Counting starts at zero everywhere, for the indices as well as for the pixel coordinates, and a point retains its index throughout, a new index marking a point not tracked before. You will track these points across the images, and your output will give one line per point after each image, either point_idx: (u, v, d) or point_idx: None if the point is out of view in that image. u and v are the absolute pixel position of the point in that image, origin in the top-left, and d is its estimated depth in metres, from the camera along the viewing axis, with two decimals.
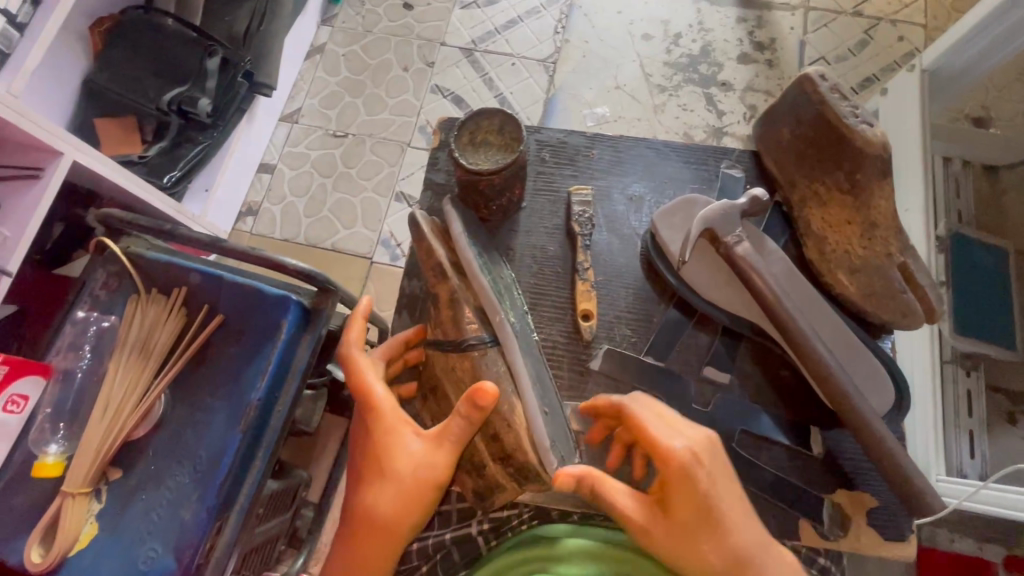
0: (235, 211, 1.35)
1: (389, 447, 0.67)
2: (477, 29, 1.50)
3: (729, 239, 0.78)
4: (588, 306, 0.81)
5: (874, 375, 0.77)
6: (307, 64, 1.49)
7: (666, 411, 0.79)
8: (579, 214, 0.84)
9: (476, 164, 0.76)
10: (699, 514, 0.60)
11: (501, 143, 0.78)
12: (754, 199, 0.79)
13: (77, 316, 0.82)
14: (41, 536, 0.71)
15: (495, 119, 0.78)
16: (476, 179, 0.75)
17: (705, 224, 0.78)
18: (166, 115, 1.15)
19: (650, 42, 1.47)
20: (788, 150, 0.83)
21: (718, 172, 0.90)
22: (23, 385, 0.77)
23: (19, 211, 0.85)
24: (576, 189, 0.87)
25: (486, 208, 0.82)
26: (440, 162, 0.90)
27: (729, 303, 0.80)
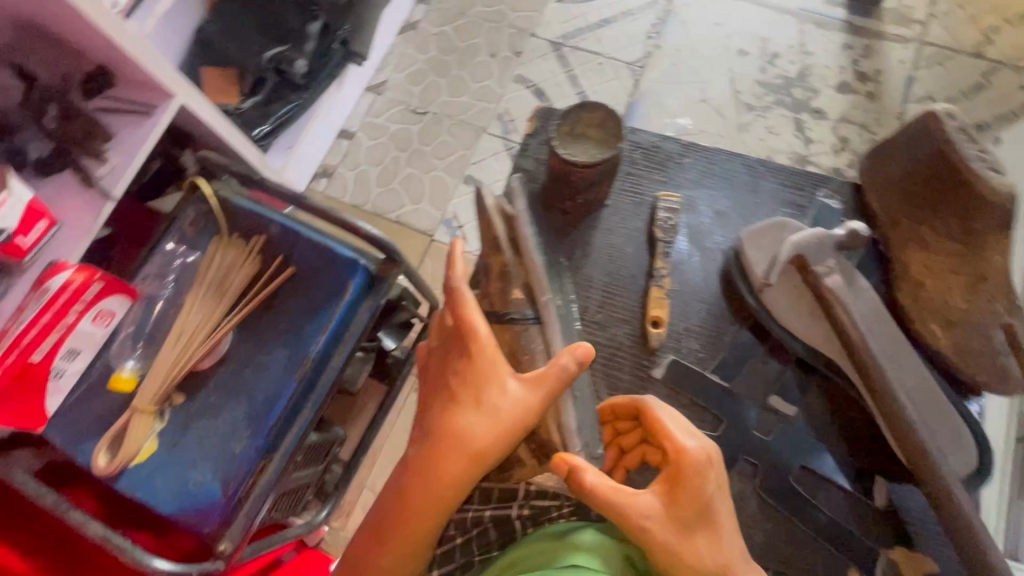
0: (311, 171, 1.41)
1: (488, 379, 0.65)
2: (570, 24, 1.49)
3: (821, 270, 0.82)
4: (660, 314, 0.90)
5: (955, 432, 0.81)
6: (399, 39, 1.52)
7: (724, 432, 0.85)
8: (664, 220, 0.94)
9: (571, 154, 0.83)
10: (700, 515, 0.61)
11: (597, 137, 0.85)
12: (853, 232, 0.83)
13: (166, 248, 0.88)
14: (108, 444, 0.77)
15: (596, 114, 0.85)
16: (571, 170, 0.82)
17: (797, 250, 0.82)
18: (264, 72, 1.20)
19: (745, 58, 1.43)
20: (904, 188, 0.88)
21: (815, 200, 0.98)
22: (111, 302, 0.81)
23: (128, 142, 0.90)
24: (665, 196, 0.96)
25: (571, 201, 0.91)
26: (530, 148, 0.96)
27: (809, 335, 0.86)
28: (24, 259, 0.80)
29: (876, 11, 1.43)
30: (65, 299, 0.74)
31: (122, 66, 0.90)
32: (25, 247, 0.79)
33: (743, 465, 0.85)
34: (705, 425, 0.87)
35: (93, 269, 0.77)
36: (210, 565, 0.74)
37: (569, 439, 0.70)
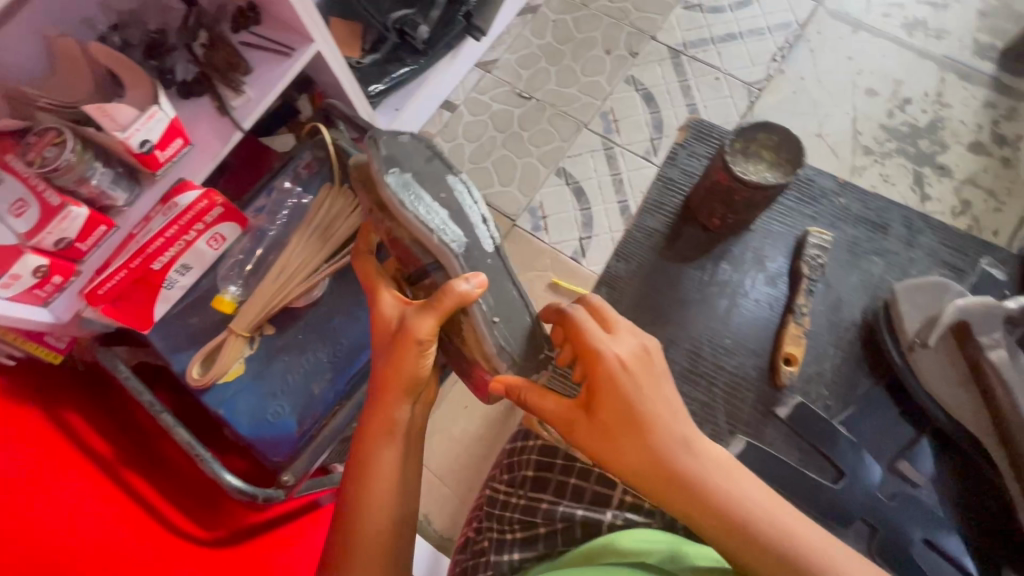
0: (410, 136, 1.42)
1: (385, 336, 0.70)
2: (693, 33, 1.45)
3: (985, 340, 0.83)
4: (794, 351, 0.92)
5: None
6: (517, 20, 1.52)
7: (849, 484, 0.80)
8: (812, 256, 0.97)
9: (748, 171, 0.89)
10: (622, 417, 0.61)
11: (771, 159, 0.91)
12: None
13: (284, 185, 0.91)
14: (201, 359, 0.81)
15: (773, 137, 0.91)
16: (737, 188, 0.88)
17: (961, 314, 0.84)
18: (387, 32, 1.23)
19: (872, 98, 1.35)
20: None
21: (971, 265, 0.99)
22: (224, 227, 0.85)
23: (265, 79, 0.94)
24: (816, 231, 0.98)
25: (720, 219, 0.96)
26: (692, 151, 0.96)
27: (957, 407, 0.84)
28: (159, 169, 0.86)
29: None
30: (188, 219, 0.79)
31: (271, 4, 0.92)
32: (160, 159, 0.85)
33: (866, 526, 0.78)
34: (826, 475, 0.82)
35: (216, 193, 0.81)
36: (271, 492, 0.77)
37: (493, 361, 0.73)
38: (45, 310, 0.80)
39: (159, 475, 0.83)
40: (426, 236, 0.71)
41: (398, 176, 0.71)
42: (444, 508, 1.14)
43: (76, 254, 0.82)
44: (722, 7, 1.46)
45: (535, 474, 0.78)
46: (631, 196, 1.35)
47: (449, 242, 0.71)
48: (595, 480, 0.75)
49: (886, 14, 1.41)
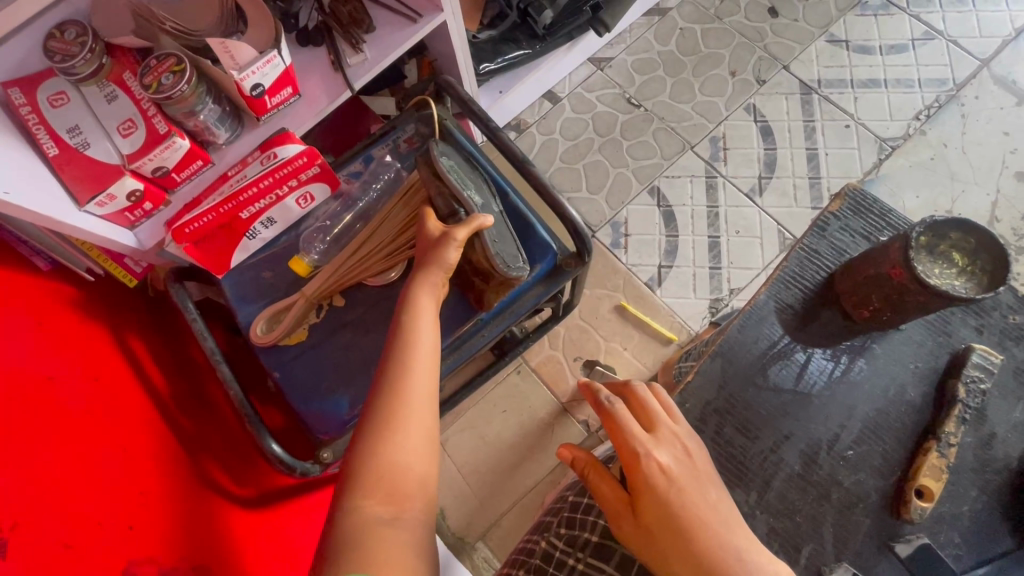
0: (506, 120, 1.36)
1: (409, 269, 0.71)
2: (832, 71, 1.32)
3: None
4: (931, 484, 0.63)
5: None
6: (642, 20, 1.42)
7: None
8: (972, 378, 0.66)
9: (927, 273, 0.65)
10: (665, 529, 0.54)
11: (960, 270, 0.66)
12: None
13: (385, 159, 0.88)
14: (268, 318, 0.79)
15: (974, 240, 0.66)
16: (913, 289, 0.62)
17: None
18: (509, 9, 1.18)
19: (1022, 184, 1.20)
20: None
21: None
22: (315, 188, 0.83)
23: (386, 42, 0.90)
24: (983, 347, 0.68)
25: (875, 309, 0.67)
26: (829, 227, 0.73)
27: None
28: (263, 115, 0.83)
29: None
30: (285, 173, 0.77)
31: None
32: (267, 106, 0.82)
33: None
34: None
35: (317, 152, 0.79)
36: (309, 466, 0.75)
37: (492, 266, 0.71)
38: (130, 233, 0.81)
39: (204, 418, 0.82)
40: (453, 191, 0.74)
41: (452, 160, 0.78)
42: (461, 507, 1.12)
43: (169, 183, 0.81)
44: (870, 49, 1.33)
45: (599, 542, 0.65)
46: (725, 233, 1.25)
47: (469, 192, 0.75)
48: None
49: None
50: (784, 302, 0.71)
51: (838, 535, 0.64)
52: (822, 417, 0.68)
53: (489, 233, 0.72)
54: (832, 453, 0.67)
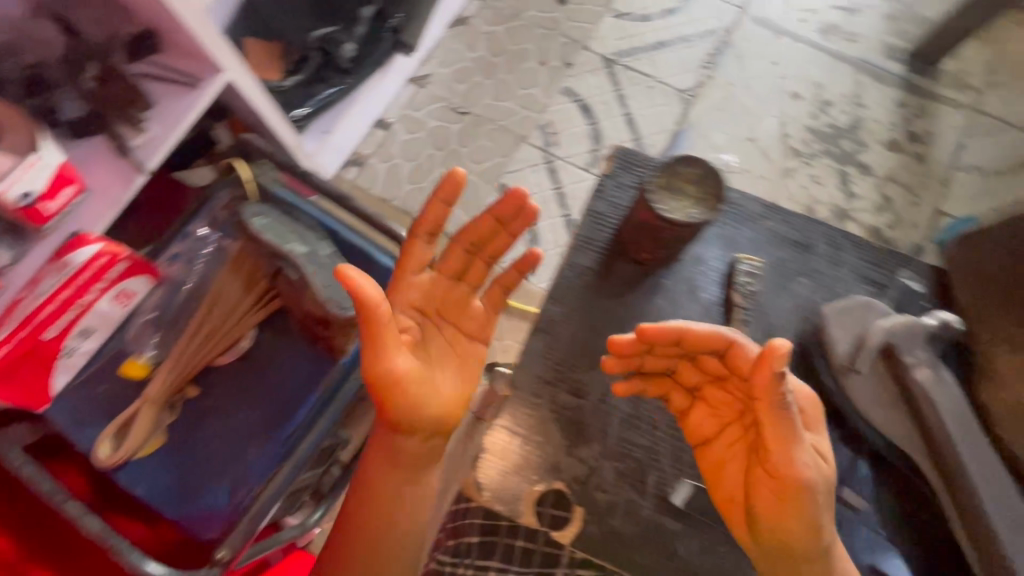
0: (342, 158, 1.36)
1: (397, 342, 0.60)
2: (624, 42, 1.46)
3: (911, 359, 0.71)
4: None
5: None
6: (448, 33, 1.48)
7: None
8: (743, 284, 0.76)
9: (672, 210, 0.69)
10: (779, 504, 0.57)
11: (698, 197, 0.71)
12: (945, 324, 0.74)
13: (198, 233, 0.84)
14: (112, 435, 0.72)
15: (697, 169, 0.71)
16: (661, 226, 0.69)
17: (887, 336, 0.72)
18: (309, 51, 1.16)
19: (797, 102, 1.40)
20: (989, 289, 0.77)
21: (894, 279, 0.81)
22: (134, 283, 0.76)
23: (171, 116, 0.86)
24: (745, 256, 0.78)
25: (649, 251, 0.73)
26: (605, 187, 0.79)
27: (893, 428, 0.72)
28: (45, 224, 0.76)
29: (934, 73, 1.41)
30: (86, 278, 0.70)
31: (172, 33, 0.85)
32: (47, 213, 0.75)
33: None
34: None
35: (119, 248, 0.72)
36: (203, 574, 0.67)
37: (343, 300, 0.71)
38: None
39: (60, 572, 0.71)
40: (279, 248, 0.75)
41: (269, 218, 0.77)
42: None
43: None
44: (650, 15, 1.48)
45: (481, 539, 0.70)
46: (575, 209, 1.34)
47: (292, 244, 0.75)
48: (544, 541, 0.69)
49: (804, 20, 1.47)
50: (579, 266, 0.76)
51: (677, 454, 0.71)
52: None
53: (318, 279, 0.73)
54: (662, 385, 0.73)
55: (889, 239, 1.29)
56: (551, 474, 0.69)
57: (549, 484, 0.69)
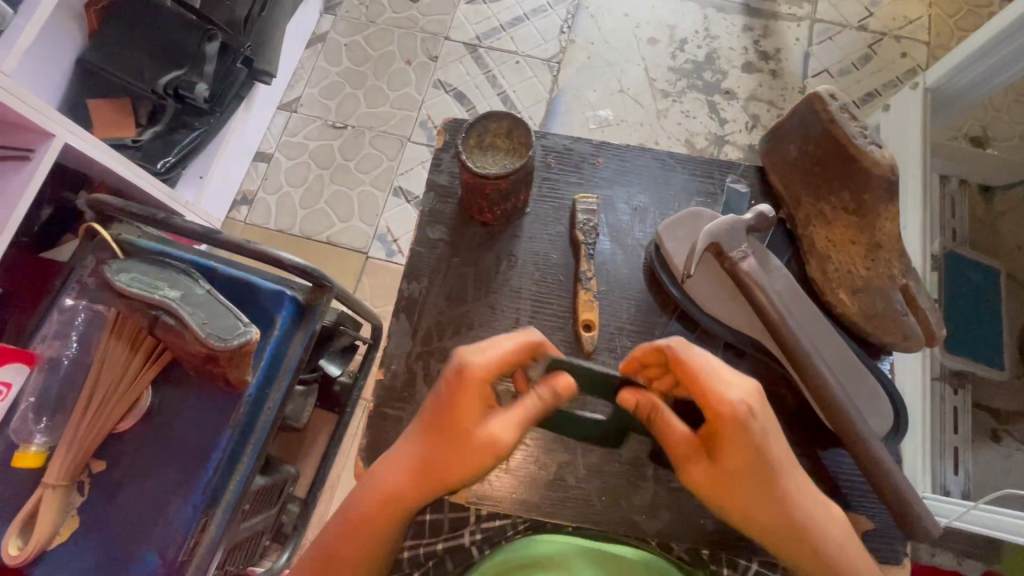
0: (230, 199, 1.33)
1: (468, 421, 0.51)
2: (483, 25, 1.48)
3: (735, 253, 0.67)
4: (591, 316, 0.68)
5: (876, 397, 0.67)
6: (307, 53, 1.46)
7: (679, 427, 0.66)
8: (583, 223, 0.72)
9: (485, 167, 0.66)
10: (750, 471, 0.50)
11: (510, 148, 0.68)
12: (761, 215, 0.68)
13: (64, 303, 0.79)
14: (20, 529, 0.69)
15: (504, 121, 0.67)
16: (483, 183, 0.64)
17: (712, 238, 0.66)
18: (162, 99, 1.12)
19: (655, 46, 1.46)
20: (795, 168, 0.73)
21: (723, 186, 0.77)
22: (6, 372, 0.74)
23: (9, 194, 0.83)
24: (581, 196, 0.74)
25: (489, 211, 0.70)
26: (443, 163, 0.76)
27: (734, 319, 0.68)
28: None
29: None
30: None
31: None
32: None
33: None
34: None
35: None
36: None
37: (229, 337, 0.69)
38: None
39: None
40: (148, 298, 0.70)
41: (134, 272, 0.74)
42: None
43: None
44: None
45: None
46: None
47: (164, 292, 0.71)
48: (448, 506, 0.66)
49: None
50: (435, 240, 0.73)
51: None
52: (502, 308, 0.70)
53: (196, 317, 0.70)
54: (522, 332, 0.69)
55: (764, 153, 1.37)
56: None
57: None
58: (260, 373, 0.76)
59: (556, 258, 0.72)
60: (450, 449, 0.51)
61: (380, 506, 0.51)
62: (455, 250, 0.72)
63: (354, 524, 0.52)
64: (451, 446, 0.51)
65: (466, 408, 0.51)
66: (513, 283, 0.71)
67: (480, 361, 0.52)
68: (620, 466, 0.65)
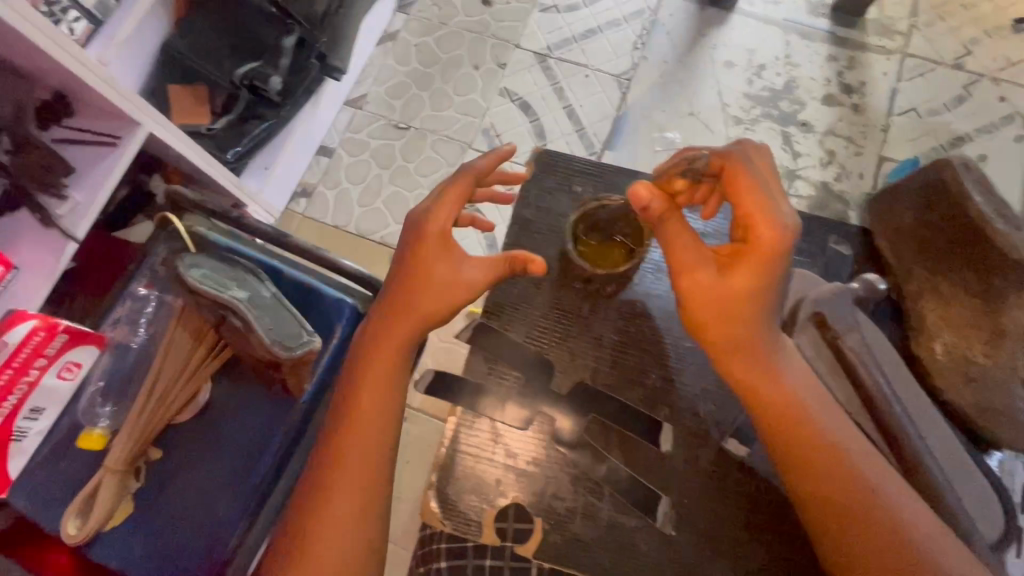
0: (291, 191, 1.35)
1: (435, 262, 0.63)
2: (555, 34, 1.46)
3: (840, 327, 0.66)
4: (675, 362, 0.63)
5: (980, 495, 0.64)
6: (378, 50, 1.47)
7: (756, 498, 0.63)
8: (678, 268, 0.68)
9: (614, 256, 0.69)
10: (725, 304, 0.56)
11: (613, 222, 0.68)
12: (869, 286, 0.71)
13: (137, 292, 0.82)
14: (79, 510, 0.70)
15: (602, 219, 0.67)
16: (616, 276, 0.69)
17: (815, 306, 0.67)
18: (237, 89, 1.12)
19: (731, 70, 1.41)
20: (910, 239, 0.80)
21: (826, 246, 0.75)
22: (78, 353, 0.76)
23: (93, 179, 0.87)
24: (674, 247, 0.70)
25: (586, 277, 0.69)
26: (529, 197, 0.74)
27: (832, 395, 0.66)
28: None
29: (860, 22, 1.42)
30: (25, 356, 0.70)
31: (79, 94, 0.85)
32: None
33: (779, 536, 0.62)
34: (737, 491, 0.63)
35: (57, 320, 0.72)
36: None
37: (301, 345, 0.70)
38: None
39: None
40: (218, 296, 0.71)
41: (205, 268, 0.74)
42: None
43: None
44: (577, 4, 1.48)
45: (451, 564, 0.65)
46: None
47: (232, 292, 0.72)
48: (511, 556, 0.65)
49: None
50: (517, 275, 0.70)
51: (628, 456, 0.64)
52: (584, 356, 0.67)
53: (262, 322, 0.71)
54: (599, 385, 0.67)
55: (838, 191, 1.30)
56: (509, 489, 0.63)
57: (505, 498, 0.63)
58: (314, 385, 0.75)
59: (641, 307, 0.69)
60: (405, 306, 0.63)
61: (388, 353, 0.63)
62: (536, 286, 0.69)
63: (357, 376, 0.63)
64: (422, 281, 0.63)
65: (416, 280, 0.63)
66: (594, 325, 0.69)
67: (434, 219, 0.63)
68: (692, 537, 0.62)
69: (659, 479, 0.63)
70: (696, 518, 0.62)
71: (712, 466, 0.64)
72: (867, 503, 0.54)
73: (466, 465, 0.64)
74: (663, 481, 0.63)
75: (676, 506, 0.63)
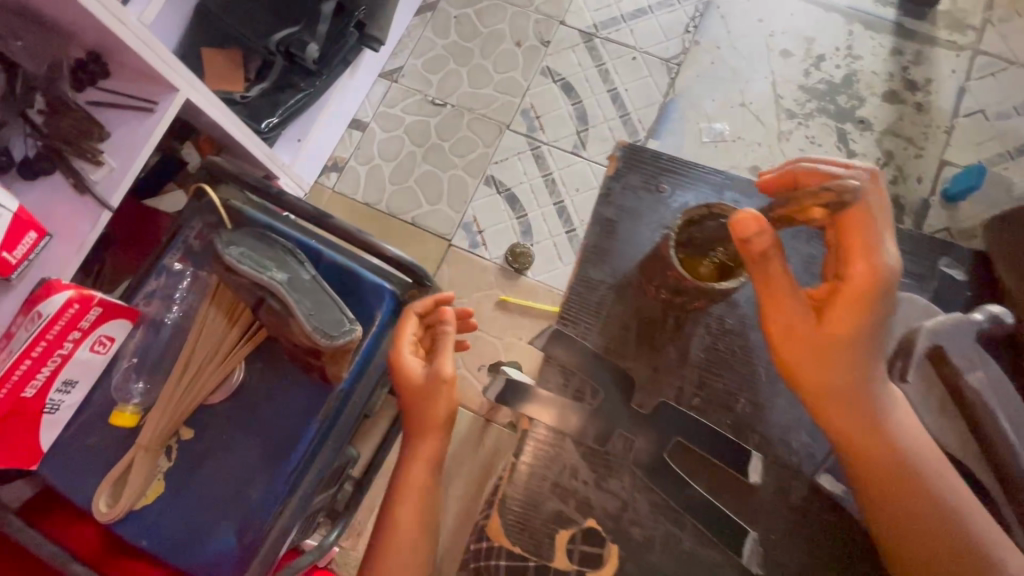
0: (321, 164, 1.31)
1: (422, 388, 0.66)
2: (602, 12, 1.38)
3: (962, 364, 0.63)
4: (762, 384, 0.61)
5: None
6: (415, 21, 1.40)
7: (841, 534, 0.62)
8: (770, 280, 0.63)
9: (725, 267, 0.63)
10: (826, 345, 0.56)
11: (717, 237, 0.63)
12: (994, 318, 0.65)
13: (173, 267, 0.79)
14: (109, 489, 0.70)
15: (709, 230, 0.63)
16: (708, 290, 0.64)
17: (934, 339, 0.63)
18: (272, 55, 1.08)
19: (788, 59, 1.33)
20: None
21: (937, 269, 0.71)
22: (110, 327, 0.73)
23: (126, 145, 0.83)
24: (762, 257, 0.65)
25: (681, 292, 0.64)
26: (614, 193, 0.71)
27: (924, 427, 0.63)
28: (12, 274, 0.72)
29: (930, 13, 1.33)
30: (59, 330, 0.67)
31: (115, 53, 0.81)
32: (12, 263, 0.71)
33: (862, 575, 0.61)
34: (821, 527, 0.62)
35: (92, 293, 0.68)
36: None
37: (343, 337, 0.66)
38: None
39: None
40: (257, 277, 0.68)
41: (243, 246, 0.71)
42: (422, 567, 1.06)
43: None
44: None
45: None
46: (566, 195, 1.28)
47: (271, 273, 0.68)
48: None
49: None
50: (593, 280, 0.69)
51: (711, 485, 0.63)
52: (666, 371, 0.66)
53: (302, 307, 0.67)
54: (681, 406, 0.65)
55: (893, 195, 1.24)
56: (578, 507, 0.62)
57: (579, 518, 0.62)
58: (350, 377, 0.72)
59: (730, 323, 0.66)
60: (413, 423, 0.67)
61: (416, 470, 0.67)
62: (616, 295, 0.68)
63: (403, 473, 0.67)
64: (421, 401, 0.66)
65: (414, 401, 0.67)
66: (679, 336, 0.66)
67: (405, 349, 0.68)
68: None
69: (743, 511, 0.63)
70: (784, 557, 0.62)
71: (799, 502, 0.63)
72: (945, 546, 0.55)
73: (539, 484, 0.62)
74: (749, 514, 0.63)
75: (762, 541, 0.62)
